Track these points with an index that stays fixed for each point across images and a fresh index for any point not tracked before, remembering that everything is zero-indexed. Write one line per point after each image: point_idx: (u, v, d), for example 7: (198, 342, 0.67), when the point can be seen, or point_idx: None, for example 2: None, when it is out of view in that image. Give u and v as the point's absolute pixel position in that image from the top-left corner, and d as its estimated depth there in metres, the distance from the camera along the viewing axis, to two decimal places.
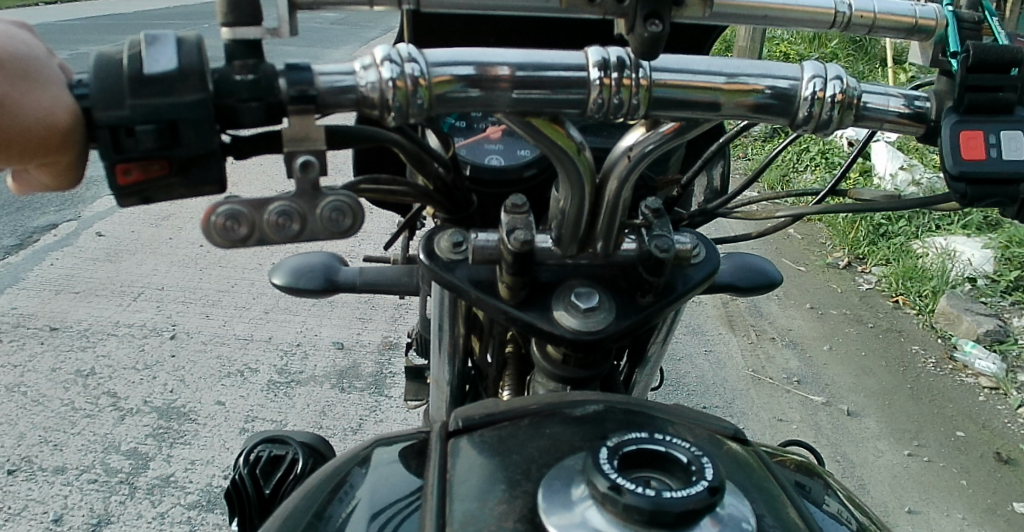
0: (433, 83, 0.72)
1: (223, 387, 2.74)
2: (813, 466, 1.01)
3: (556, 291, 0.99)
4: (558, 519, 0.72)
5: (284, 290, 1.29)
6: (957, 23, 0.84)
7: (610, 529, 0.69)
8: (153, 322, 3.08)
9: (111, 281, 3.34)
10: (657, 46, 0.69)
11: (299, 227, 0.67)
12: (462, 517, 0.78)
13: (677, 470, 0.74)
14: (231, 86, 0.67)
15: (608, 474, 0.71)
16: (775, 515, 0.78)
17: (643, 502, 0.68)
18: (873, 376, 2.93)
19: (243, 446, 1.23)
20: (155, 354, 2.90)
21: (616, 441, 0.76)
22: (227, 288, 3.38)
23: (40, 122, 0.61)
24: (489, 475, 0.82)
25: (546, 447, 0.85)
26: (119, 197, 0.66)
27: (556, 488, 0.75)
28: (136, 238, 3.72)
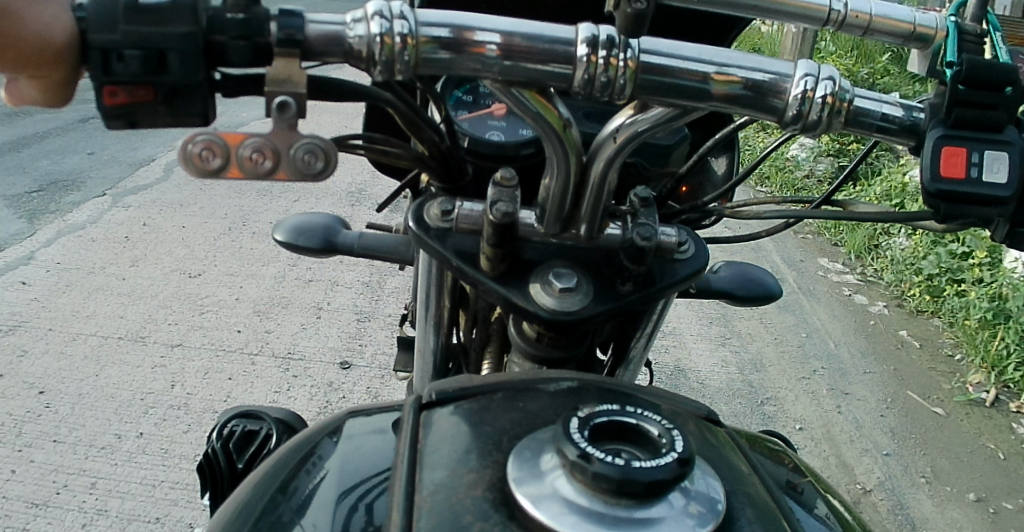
0: (418, 42, 0.74)
1: (231, 363, 2.85)
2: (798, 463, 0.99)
3: (536, 269, 1.00)
4: (528, 488, 0.71)
5: (285, 247, 1.31)
6: (958, 33, 0.81)
7: (579, 497, 0.69)
8: (169, 298, 3.20)
9: (136, 258, 3.47)
10: (641, 24, 0.72)
11: (272, 164, 0.69)
12: (432, 485, 0.76)
13: (647, 444, 0.75)
14: (221, 24, 0.69)
15: (578, 443, 0.71)
16: (744, 492, 0.78)
17: (612, 471, 0.67)
18: (878, 413, 2.91)
19: (215, 422, 1.25)
20: (165, 329, 3.01)
21: (587, 413, 0.76)
22: (244, 270, 3.49)
23: (36, 37, 0.64)
24: (461, 445, 0.81)
25: (518, 421, 0.84)
26: (106, 118, 0.68)
27: (526, 457, 0.74)
28: (164, 218, 3.87)
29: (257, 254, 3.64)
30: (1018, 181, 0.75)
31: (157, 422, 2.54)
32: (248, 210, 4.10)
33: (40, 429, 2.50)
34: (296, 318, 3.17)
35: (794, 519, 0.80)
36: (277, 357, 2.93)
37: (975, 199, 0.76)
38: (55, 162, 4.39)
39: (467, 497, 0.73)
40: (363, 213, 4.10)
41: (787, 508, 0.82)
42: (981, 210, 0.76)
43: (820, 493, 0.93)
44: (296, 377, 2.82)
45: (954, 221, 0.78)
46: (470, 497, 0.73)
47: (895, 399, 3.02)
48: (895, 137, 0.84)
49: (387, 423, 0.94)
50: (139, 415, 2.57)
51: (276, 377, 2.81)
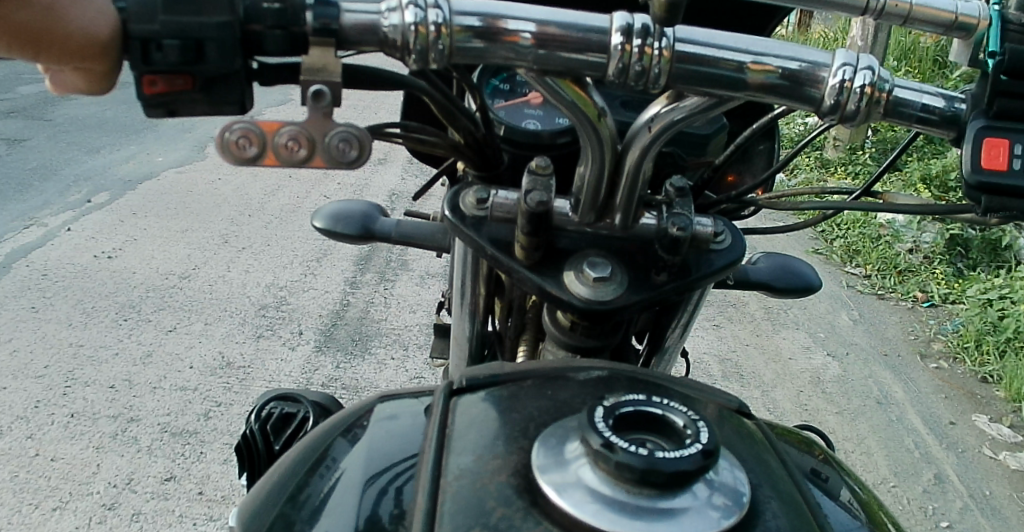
0: (452, 31, 0.74)
1: (266, 365, 2.98)
2: (828, 456, 0.97)
3: (570, 258, 0.99)
4: (551, 476, 0.71)
5: (323, 234, 1.34)
6: (1001, 23, 0.79)
7: (602, 488, 0.69)
8: (207, 304, 3.35)
9: (180, 264, 3.64)
10: (676, 11, 0.71)
11: (306, 151, 0.70)
12: (456, 471, 0.76)
13: (673, 434, 0.74)
14: (258, 13, 0.70)
15: (602, 432, 0.71)
16: (772, 486, 0.77)
17: (636, 461, 0.67)
18: (902, 426, 2.93)
19: (253, 404, 1.28)
20: (204, 332, 3.15)
21: (612, 402, 0.76)
22: (280, 276, 3.61)
23: (82, 31, 0.66)
24: (489, 431, 0.81)
25: (545, 408, 0.84)
26: (146, 107, 0.70)
27: (551, 444, 0.74)
28: (203, 226, 4.02)
29: (293, 260, 3.76)
30: None
31: (191, 421, 2.66)
32: (286, 215, 4.24)
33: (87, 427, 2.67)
34: (329, 321, 3.28)
35: (819, 511, 0.79)
36: (311, 356, 3.04)
37: (1015, 193, 0.76)
38: (104, 172, 4.60)
39: (492, 483, 0.73)
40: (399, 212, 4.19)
41: (815, 503, 0.80)
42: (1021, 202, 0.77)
43: (845, 482, 0.91)
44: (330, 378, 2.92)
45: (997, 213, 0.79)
46: (494, 483, 0.73)
47: (919, 405, 3.06)
48: (937, 128, 0.82)
49: (402, 409, 0.96)
50: (172, 416, 2.68)
51: (311, 375, 2.92)
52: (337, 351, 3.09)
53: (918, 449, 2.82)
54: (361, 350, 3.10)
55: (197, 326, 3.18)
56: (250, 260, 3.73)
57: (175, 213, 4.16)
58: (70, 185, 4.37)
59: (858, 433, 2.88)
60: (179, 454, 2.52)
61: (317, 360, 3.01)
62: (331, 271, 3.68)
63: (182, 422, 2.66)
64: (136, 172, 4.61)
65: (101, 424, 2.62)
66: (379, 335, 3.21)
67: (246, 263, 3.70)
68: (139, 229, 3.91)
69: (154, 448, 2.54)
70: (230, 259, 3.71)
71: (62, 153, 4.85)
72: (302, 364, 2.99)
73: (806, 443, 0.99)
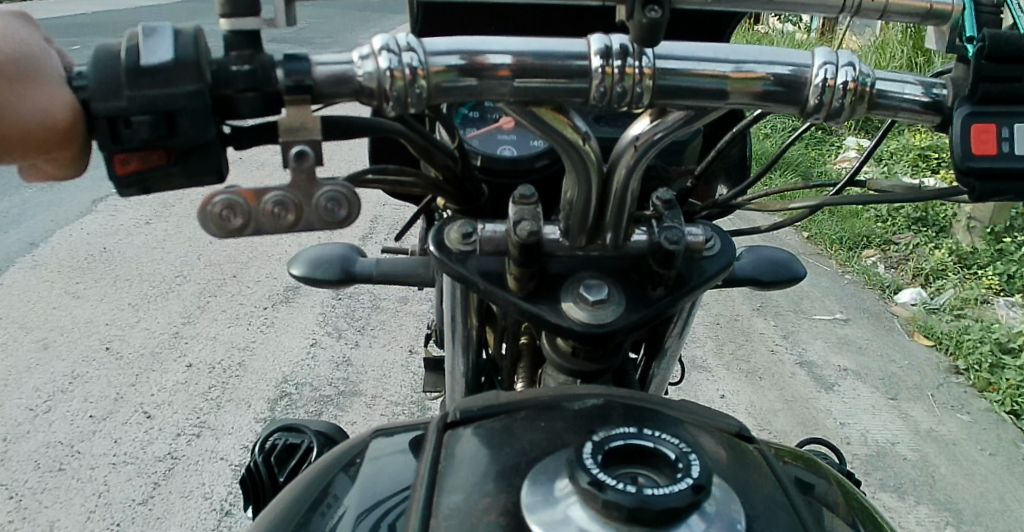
0: (431, 72, 0.71)
1: (248, 393, 2.86)
2: (822, 468, 0.96)
3: (565, 283, 0.97)
4: (540, 516, 0.69)
5: (303, 281, 1.30)
6: (974, 7, 0.85)
7: (593, 526, 0.67)
8: (184, 332, 3.21)
9: (141, 292, 3.50)
10: (657, 32, 0.69)
11: (294, 217, 0.67)
12: (447, 510, 0.74)
13: (665, 466, 0.73)
14: (228, 76, 0.67)
15: (590, 469, 0.69)
16: (765, 515, 0.75)
17: (625, 499, 0.66)
18: (885, 388, 2.92)
19: (259, 434, 1.26)
20: (183, 364, 3.02)
21: (602, 436, 0.74)
22: (255, 300, 3.48)
23: (41, 122, 0.63)
24: (481, 467, 0.79)
25: (538, 441, 0.82)
26: (120, 187, 0.67)
27: (541, 481, 0.72)
28: (168, 254, 3.86)
29: (268, 282, 3.63)
30: None
31: (168, 458, 2.54)
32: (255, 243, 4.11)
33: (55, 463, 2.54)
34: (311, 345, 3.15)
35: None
36: (294, 384, 2.93)
37: (1008, 175, 0.77)
38: (62, 202, 4.43)
39: (480, 524, 0.71)
40: (373, 238, 4.07)
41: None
42: (1015, 185, 0.78)
43: (847, 503, 0.89)
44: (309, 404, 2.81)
45: (991, 199, 0.80)
46: (483, 522, 0.71)
47: (910, 366, 3.06)
48: (922, 115, 0.83)
49: (409, 443, 0.93)
50: (152, 452, 2.56)
51: (289, 405, 2.81)
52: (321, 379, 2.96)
53: (912, 407, 2.82)
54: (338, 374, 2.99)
55: (167, 357, 3.05)
56: (216, 284, 3.60)
57: (129, 241, 4.00)
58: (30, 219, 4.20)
59: (843, 397, 2.88)
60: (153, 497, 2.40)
61: (295, 387, 2.90)
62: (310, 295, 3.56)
63: (162, 460, 2.53)
64: (96, 200, 4.44)
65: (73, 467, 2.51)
66: (357, 357, 3.10)
67: (211, 287, 3.57)
68: (104, 263, 3.75)
69: (131, 493, 2.41)
70: (196, 285, 3.58)
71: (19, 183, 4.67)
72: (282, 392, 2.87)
73: (805, 460, 0.98)
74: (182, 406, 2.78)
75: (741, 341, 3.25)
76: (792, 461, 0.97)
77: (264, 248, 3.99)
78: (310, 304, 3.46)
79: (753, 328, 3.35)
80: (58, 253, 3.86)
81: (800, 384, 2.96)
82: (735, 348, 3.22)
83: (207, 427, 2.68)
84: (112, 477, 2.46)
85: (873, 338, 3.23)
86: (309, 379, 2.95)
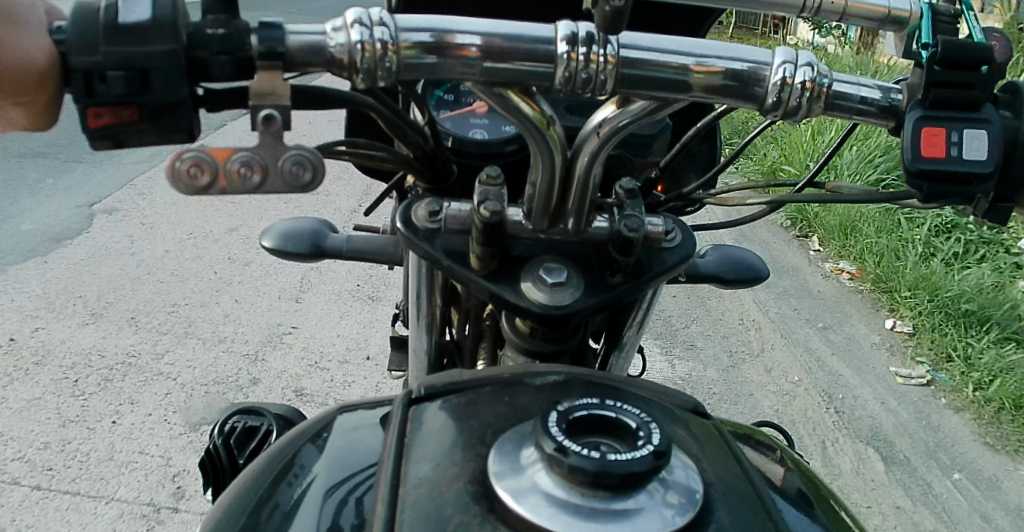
0: (400, 47, 0.74)
1: (217, 377, 2.90)
2: (774, 445, 1.00)
3: (526, 265, 1.00)
4: (508, 482, 0.71)
5: (273, 254, 1.31)
6: (932, 16, 0.86)
7: (557, 491, 0.70)
8: (158, 321, 3.24)
9: (116, 279, 3.53)
10: (621, 20, 0.72)
11: (259, 178, 0.70)
12: (415, 479, 0.76)
13: (626, 435, 0.75)
14: (203, 39, 0.69)
15: (555, 436, 0.72)
16: (722, 483, 0.78)
17: (587, 464, 0.68)
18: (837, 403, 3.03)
19: (218, 417, 1.26)
20: (155, 353, 3.04)
21: (567, 406, 0.77)
22: (230, 292, 3.51)
23: (20, 63, 0.65)
24: (448, 438, 0.81)
25: (503, 414, 0.84)
26: (92, 139, 0.69)
27: (507, 449, 0.75)
28: (148, 246, 3.89)
29: (243, 276, 3.67)
30: (996, 157, 0.81)
31: (136, 440, 2.58)
32: (234, 228, 4.12)
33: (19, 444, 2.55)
34: (286, 330, 3.18)
35: (773, 504, 0.81)
36: (265, 373, 2.97)
37: (957, 177, 0.81)
38: (41, 192, 4.44)
39: (450, 491, 0.73)
40: (351, 226, 4.10)
41: (771, 501, 0.82)
42: (960, 189, 0.82)
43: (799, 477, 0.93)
44: (278, 388, 2.86)
45: (938, 200, 0.84)
46: (452, 489, 0.74)
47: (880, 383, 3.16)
48: (875, 118, 0.86)
49: (373, 418, 0.95)
50: (126, 440, 2.60)
51: (256, 389, 2.86)
52: (296, 372, 3.01)
53: (871, 418, 2.94)
54: (306, 361, 3.04)
55: (138, 343, 3.08)
56: (189, 272, 3.63)
57: (106, 227, 4.03)
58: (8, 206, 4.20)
59: (798, 411, 2.99)
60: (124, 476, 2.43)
61: (261, 372, 2.95)
62: (285, 285, 3.60)
63: (133, 440, 2.58)
64: (77, 193, 4.46)
65: (37, 449, 2.53)
66: (328, 342, 3.16)
67: (185, 275, 3.61)
68: (82, 254, 3.77)
69: (106, 480, 2.43)
70: (169, 274, 3.62)
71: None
72: (249, 378, 2.92)
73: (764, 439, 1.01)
74: (148, 393, 2.80)
75: (701, 353, 3.35)
76: (746, 438, 1.00)
77: (243, 239, 4.02)
78: (281, 294, 3.52)
79: (714, 341, 3.44)
80: (39, 242, 3.89)
81: (755, 397, 3.07)
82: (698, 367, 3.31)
83: (171, 410, 2.72)
84: (80, 459, 2.49)
85: (838, 351, 3.34)
86: (276, 365, 3.00)
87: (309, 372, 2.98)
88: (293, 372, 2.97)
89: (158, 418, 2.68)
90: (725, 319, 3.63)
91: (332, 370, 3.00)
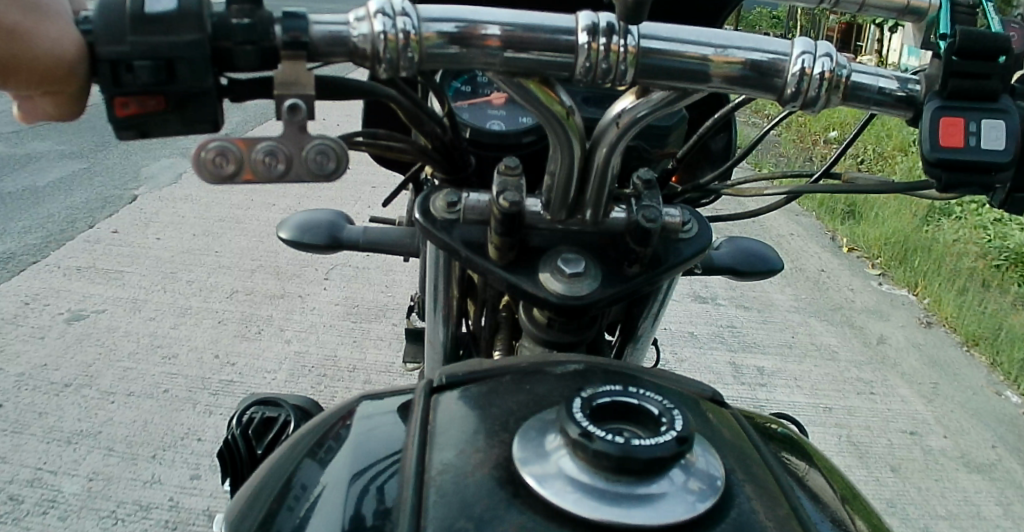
0: (423, 37, 0.74)
1: (239, 351, 2.93)
2: (791, 435, 1.00)
3: (544, 256, 1.00)
4: (533, 467, 0.72)
5: (290, 244, 1.32)
6: (950, 8, 0.87)
7: (581, 477, 0.70)
8: (172, 297, 3.25)
9: (132, 255, 3.57)
10: (640, 10, 0.73)
11: (284, 167, 0.70)
12: (440, 465, 0.76)
13: (648, 422, 0.76)
14: (228, 29, 0.70)
15: (579, 422, 0.72)
16: (745, 472, 0.78)
17: (612, 449, 0.68)
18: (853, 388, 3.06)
19: (236, 408, 1.29)
20: (170, 331, 3.02)
21: (589, 393, 0.77)
22: (244, 275, 3.49)
23: (47, 54, 0.66)
24: (469, 426, 0.81)
25: (525, 402, 0.84)
26: (117, 130, 0.69)
27: (531, 436, 0.75)
28: (162, 229, 3.87)
29: (256, 259, 3.64)
30: (1014, 147, 0.81)
31: (161, 406, 2.61)
32: (249, 215, 4.12)
33: (42, 408, 2.57)
34: (303, 313, 3.21)
35: (795, 493, 0.81)
36: (283, 348, 2.96)
37: (973, 168, 0.81)
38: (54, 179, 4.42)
39: (475, 476, 0.74)
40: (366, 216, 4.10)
41: (792, 489, 0.82)
42: (979, 178, 0.82)
43: (818, 467, 0.93)
44: (295, 362, 2.88)
45: (953, 191, 0.84)
46: (477, 475, 0.74)
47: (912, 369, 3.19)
48: (891, 109, 0.86)
49: (393, 407, 0.96)
50: (138, 413, 2.57)
51: (271, 363, 2.87)
52: (313, 346, 2.99)
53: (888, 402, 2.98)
54: (324, 332, 3.08)
55: (155, 317, 3.10)
56: (207, 252, 3.67)
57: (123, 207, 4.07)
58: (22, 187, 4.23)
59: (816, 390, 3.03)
60: (144, 444, 2.44)
61: (279, 345, 2.98)
62: (300, 266, 3.60)
63: (152, 407, 2.60)
64: (90, 177, 4.44)
65: (59, 415, 2.55)
66: (343, 319, 3.19)
67: (202, 255, 3.64)
68: (96, 236, 3.75)
69: (123, 455, 2.40)
70: (185, 252, 3.65)
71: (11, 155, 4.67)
72: (267, 350, 2.94)
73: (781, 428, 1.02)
74: (172, 362, 2.84)
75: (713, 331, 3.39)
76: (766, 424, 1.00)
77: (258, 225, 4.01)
78: (298, 272, 3.54)
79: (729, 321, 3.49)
80: (54, 222, 3.87)
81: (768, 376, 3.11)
82: (716, 349, 3.26)
83: (193, 380, 2.75)
84: (100, 426, 2.51)
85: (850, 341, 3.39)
86: (295, 338, 3.03)
87: (326, 343, 3.01)
88: (309, 343, 3.00)
89: (180, 388, 2.70)
90: (737, 303, 3.67)
91: (351, 344, 3.03)
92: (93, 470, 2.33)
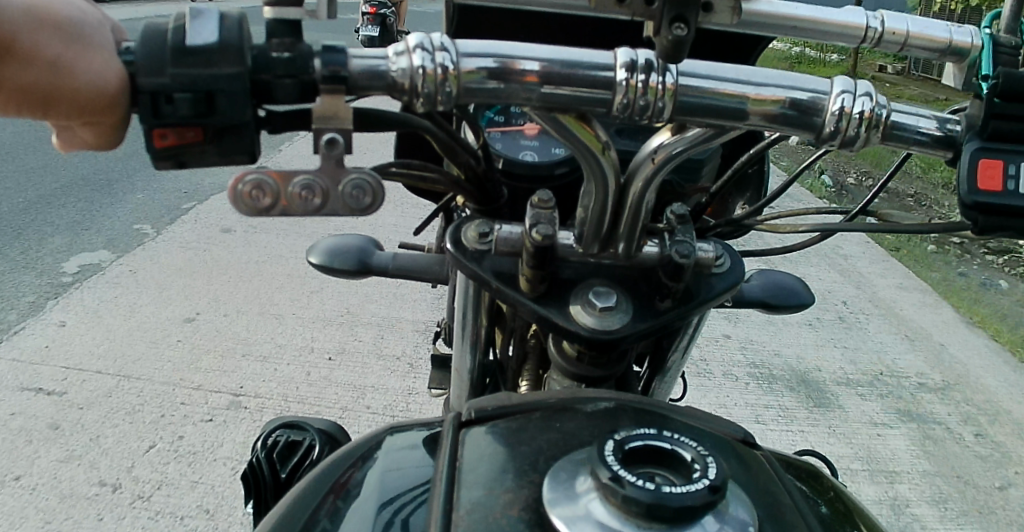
0: (460, 73, 0.74)
1: (269, 368, 2.95)
2: (823, 477, 0.97)
3: (575, 289, 0.99)
4: (562, 510, 0.70)
5: (318, 270, 1.32)
6: (992, 46, 0.85)
7: (613, 522, 0.68)
8: (208, 311, 3.29)
9: (169, 268, 3.64)
10: (681, 49, 0.71)
11: (320, 201, 0.70)
12: (469, 504, 0.75)
13: (681, 468, 0.74)
14: (268, 63, 0.71)
15: (611, 465, 0.70)
16: (776, 521, 0.76)
17: (644, 495, 0.67)
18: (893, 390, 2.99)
19: (260, 430, 1.28)
20: (190, 351, 3.00)
21: (622, 436, 0.75)
22: (266, 295, 3.46)
23: (91, 86, 0.66)
24: (498, 464, 0.80)
25: (555, 441, 0.83)
26: (155, 159, 0.70)
27: (561, 478, 0.74)
28: (192, 247, 3.89)
29: (288, 275, 3.66)
30: None
31: (192, 419, 2.63)
32: (281, 229, 4.16)
33: (78, 415, 2.63)
34: (336, 330, 3.23)
35: None
36: (315, 365, 2.98)
37: (1011, 211, 0.80)
38: (93, 195, 4.50)
39: (504, 517, 0.73)
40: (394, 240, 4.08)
41: None
42: (1016, 222, 0.81)
43: (852, 514, 0.90)
44: (326, 379, 2.90)
45: (991, 233, 0.83)
46: (507, 516, 0.73)
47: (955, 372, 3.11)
48: (932, 149, 0.85)
49: (422, 438, 0.95)
50: (151, 435, 2.55)
51: (302, 381, 2.88)
52: (342, 365, 3.00)
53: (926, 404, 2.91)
54: (353, 351, 3.10)
55: (189, 330, 3.14)
56: (241, 267, 3.71)
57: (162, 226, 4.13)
58: (64, 206, 4.33)
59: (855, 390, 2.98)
60: (172, 461, 2.45)
61: (310, 361, 3.00)
62: (332, 284, 3.61)
63: (181, 420, 2.63)
64: (130, 195, 4.55)
65: (93, 424, 2.59)
66: (371, 338, 3.20)
67: (238, 268, 3.69)
68: (96, 259, 3.70)
69: (136, 478, 2.37)
70: (222, 265, 3.70)
71: (57, 175, 4.81)
72: (298, 365, 2.97)
73: (812, 471, 0.98)
74: (205, 377, 2.86)
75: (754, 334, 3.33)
76: (796, 469, 0.97)
77: (283, 241, 4.00)
78: (329, 288, 3.57)
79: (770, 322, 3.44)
80: (97, 238, 3.95)
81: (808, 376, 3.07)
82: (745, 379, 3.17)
83: (220, 396, 2.76)
84: (133, 437, 2.54)
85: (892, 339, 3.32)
86: (327, 355, 3.05)
87: (355, 360, 3.03)
88: (339, 361, 3.02)
89: (209, 402, 2.73)
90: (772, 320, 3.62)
91: (380, 361, 3.04)
92: (120, 481, 2.36)
